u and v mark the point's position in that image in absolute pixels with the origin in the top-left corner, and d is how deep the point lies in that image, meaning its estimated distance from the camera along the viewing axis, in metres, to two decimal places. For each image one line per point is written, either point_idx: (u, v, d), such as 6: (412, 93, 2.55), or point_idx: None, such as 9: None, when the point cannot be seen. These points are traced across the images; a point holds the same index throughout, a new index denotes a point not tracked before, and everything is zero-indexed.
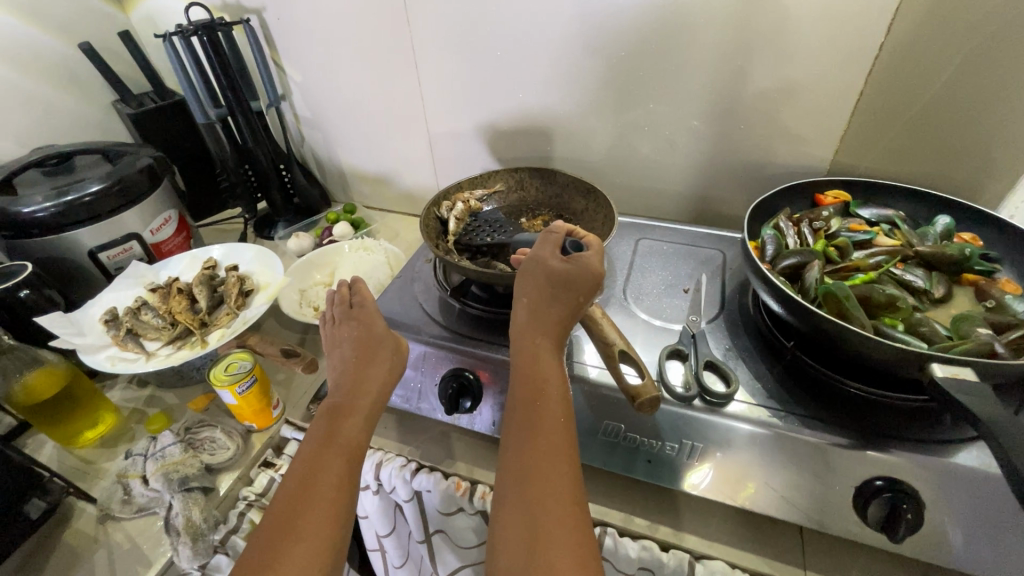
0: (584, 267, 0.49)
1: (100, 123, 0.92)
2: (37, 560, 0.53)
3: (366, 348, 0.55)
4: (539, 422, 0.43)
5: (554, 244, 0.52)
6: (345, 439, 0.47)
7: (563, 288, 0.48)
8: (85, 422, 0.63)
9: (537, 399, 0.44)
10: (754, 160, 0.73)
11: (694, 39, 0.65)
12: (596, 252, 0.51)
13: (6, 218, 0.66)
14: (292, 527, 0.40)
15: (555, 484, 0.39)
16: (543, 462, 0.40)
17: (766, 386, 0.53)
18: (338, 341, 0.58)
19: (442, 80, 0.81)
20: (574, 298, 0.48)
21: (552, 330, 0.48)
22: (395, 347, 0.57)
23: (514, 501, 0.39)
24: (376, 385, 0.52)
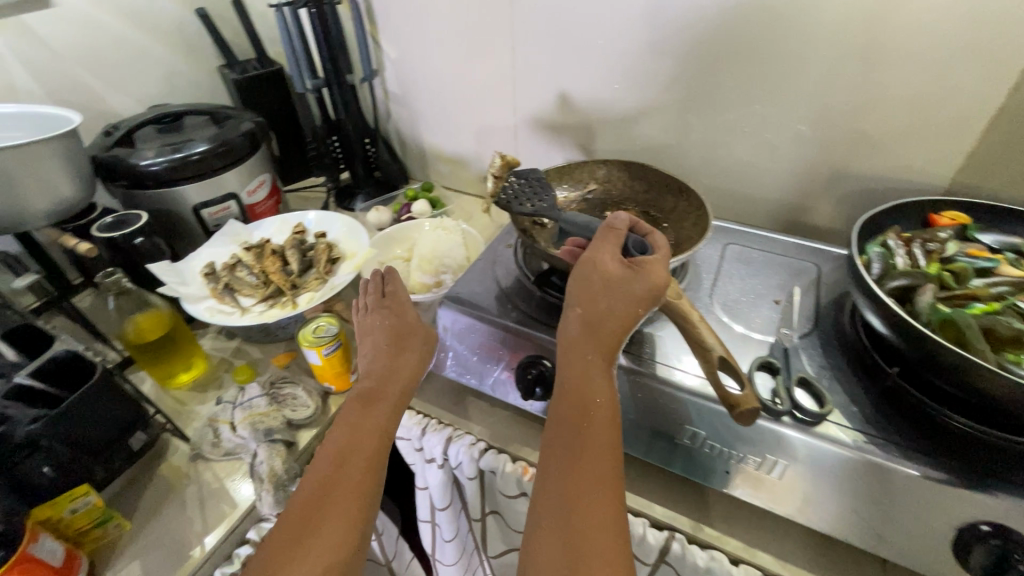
0: (647, 272, 0.47)
1: (206, 87, 0.97)
2: (137, 487, 0.58)
3: (398, 338, 0.56)
4: (586, 436, 0.43)
5: (616, 244, 0.50)
6: (377, 427, 0.48)
7: (623, 296, 0.47)
8: (182, 364, 0.68)
9: (584, 411, 0.44)
10: (864, 171, 0.68)
11: (814, 39, 0.62)
12: (661, 256, 0.49)
13: (125, 168, 0.70)
14: (326, 513, 0.42)
15: (597, 499, 0.40)
16: (587, 476, 0.41)
17: (862, 410, 0.50)
18: (369, 330, 0.58)
19: (535, 66, 0.81)
20: (634, 308, 0.47)
21: (606, 341, 0.47)
22: (426, 338, 0.58)
23: (552, 511, 0.40)
24: (406, 373, 0.54)
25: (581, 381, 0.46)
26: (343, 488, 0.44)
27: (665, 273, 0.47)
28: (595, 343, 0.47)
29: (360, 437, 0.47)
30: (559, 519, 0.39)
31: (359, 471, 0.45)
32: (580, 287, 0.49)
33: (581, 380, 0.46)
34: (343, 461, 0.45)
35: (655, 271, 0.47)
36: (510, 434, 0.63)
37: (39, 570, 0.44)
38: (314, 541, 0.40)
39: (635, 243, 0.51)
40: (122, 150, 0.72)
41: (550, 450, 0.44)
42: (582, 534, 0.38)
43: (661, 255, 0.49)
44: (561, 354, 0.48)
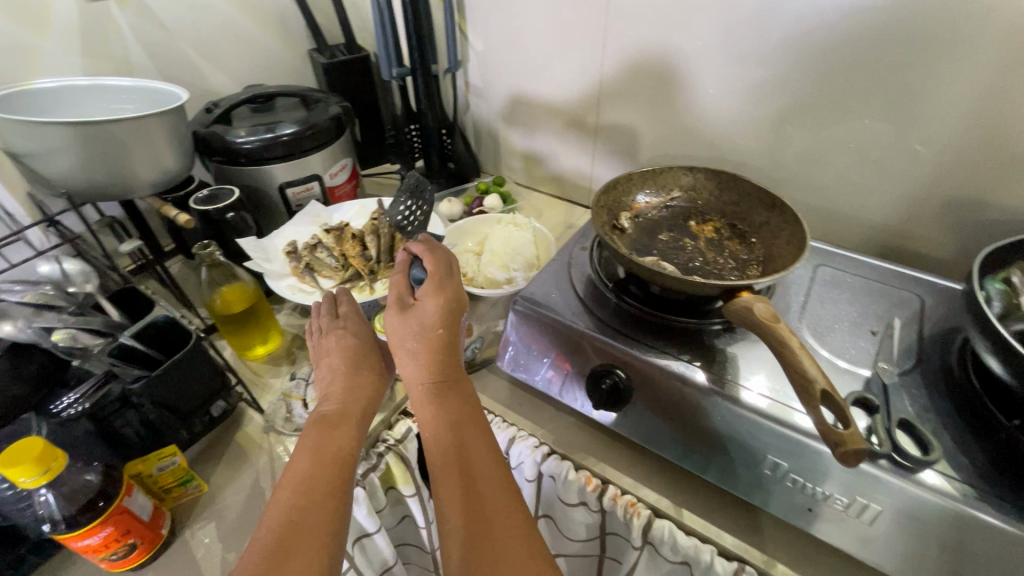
0: (429, 300, 0.51)
1: (296, 70, 1.00)
2: (215, 452, 0.60)
3: (353, 359, 0.53)
4: (468, 452, 0.45)
5: (401, 281, 0.54)
6: (336, 451, 0.44)
7: (420, 329, 0.50)
8: (259, 338, 0.70)
9: (458, 429, 0.46)
10: (986, 199, 0.62)
11: (948, 50, 0.56)
12: (433, 277, 0.52)
13: (222, 145, 0.74)
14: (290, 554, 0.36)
15: (496, 506, 0.42)
16: (477, 486, 0.43)
17: (972, 462, 0.46)
18: (326, 354, 0.54)
19: (625, 66, 0.78)
20: (436, 331, 0.50)
21: (437, 369, 0.49)
22: (379, 357, 0.56)
23: (457, 525, 0.41)
24: (363, 395, 0.51)
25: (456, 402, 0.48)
26: (309, 521, 0.39)
27: (451, 293, 0.52)
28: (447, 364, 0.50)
29: (320, 465, 0.42)
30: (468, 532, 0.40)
31: (322, 503, 0.40)
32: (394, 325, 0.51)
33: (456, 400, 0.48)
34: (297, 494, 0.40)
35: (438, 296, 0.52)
36: (574, 441, 0.61)
37: (129, 523, 0.47)
38: None
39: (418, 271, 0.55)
40: (219, 127, 0.75)
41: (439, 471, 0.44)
42: (495, 541, 0.39)
43: (437, 273, 0.53)
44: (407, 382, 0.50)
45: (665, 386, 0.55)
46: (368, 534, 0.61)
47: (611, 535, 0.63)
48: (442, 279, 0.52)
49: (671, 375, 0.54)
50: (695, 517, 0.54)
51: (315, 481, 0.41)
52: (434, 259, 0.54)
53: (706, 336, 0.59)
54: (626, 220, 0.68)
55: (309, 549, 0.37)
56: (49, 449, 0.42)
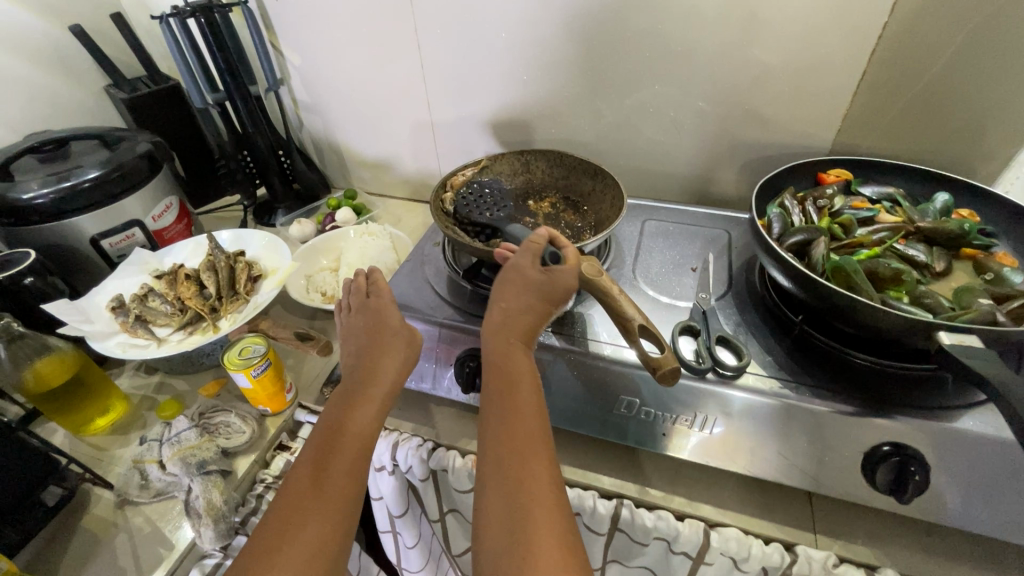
0: (559, 280, 0.50)
1: (93, 108, 0.90)
2: (58, 544, 0.53)
3: (379, 338, 0.54)
4: (527, 416, 0.44)
5: (534, 253, 0.51)
6: (358, 431, 0.46)
7: (528, 287, 0.50)
8: (96, 409, 0.63)
9: (523, 392, 0.45)
10: (759, 140, 0.74)
11: (703, 20, 0.65)
12: (574, 265, 0.51)
13: (4, 204, 0.64)
14: (301, 526, 0.40)
15: (536, 479, 0.40)
16: (524, 468, 0.40)
17: (777, 359, 0.54)
18: (353, 332, 0.57)
19: (443, 63, 0.81)
20: (548, 305, 0.50)
21: (519, 333, 0.50)
22: (409, 339, 0.55)
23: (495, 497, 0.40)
24: (390, 375, 0.51)
25: (519, 377, 0.46)
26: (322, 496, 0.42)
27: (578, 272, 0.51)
28: (519, 337, 0.50)
29: (343, 443, 0.45)
30: (511, 497, 0.39)
31: (345, 476, 0.43)
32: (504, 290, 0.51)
33: (520, 377, 0.46)
34: (316, 471, 0.43)
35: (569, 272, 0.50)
36: (457, 430, 0.63)
37: None
38: (285, 553, 0.38)
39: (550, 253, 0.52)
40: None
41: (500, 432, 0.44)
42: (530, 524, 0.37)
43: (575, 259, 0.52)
44: (485, 345, 0.50)
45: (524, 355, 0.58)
46: None
47: None
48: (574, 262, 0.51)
49: None
50: (576, 469, 0.58)
51: (334, 457, 0.44)
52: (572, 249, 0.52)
53: None
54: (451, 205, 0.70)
55: (320, 524, 0.40)
56: None
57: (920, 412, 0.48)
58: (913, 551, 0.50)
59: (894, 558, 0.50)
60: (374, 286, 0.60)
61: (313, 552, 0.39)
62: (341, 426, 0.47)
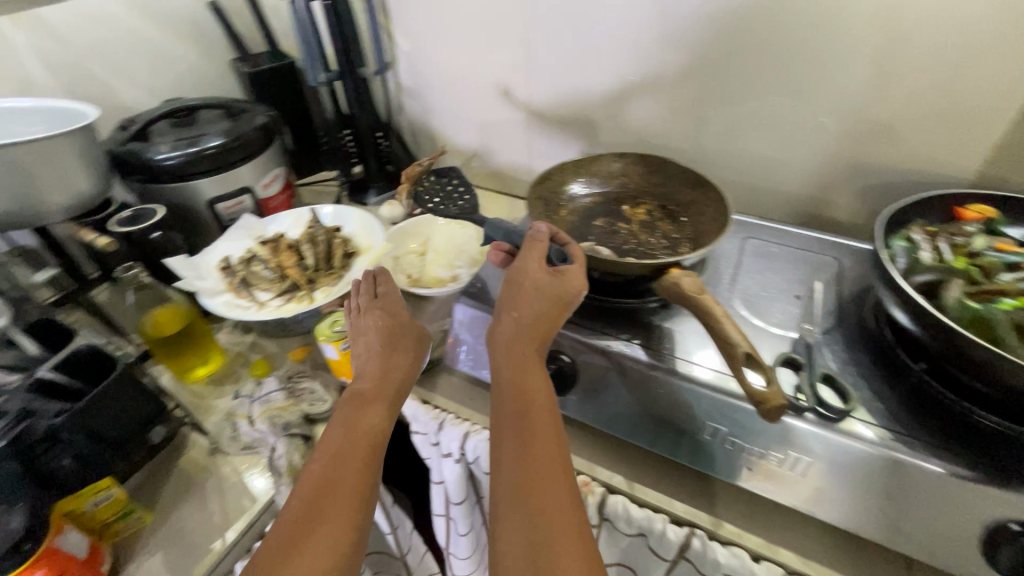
0: (569, 283, 0.52)
1: (219, 80, 0.96)
2: (158, 478, 0.58)
3: (391, 338, 0.53)
4: (533, 425, 0.44)
5: (540, 254, 0.54)
6: (374, 430, 0.47)
7: (539, 293, 0.52)
8: (199, 359, 0.68)
9: (522, 401, 0.46)
10: (886, 164, 0.67)
11: (841, 30, 0.61)
12: (580, 265, 0.54)
13: (140, 162, 0.70)
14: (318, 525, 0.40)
15: (550, 485, 0.41)
16: (538, 475, 0.41)
17: (887, 408, 0.49)
18: (362, 330, 0.55)
19: (550, 58, 0.80)
20: (559, 308, 0.52)
21: (534, 339, 0.51)
22: (419, 338, 0.56)
23: (509, 506, 0.40)
24: (402, 374, 0.52)
25: (529, 379, 0.48)
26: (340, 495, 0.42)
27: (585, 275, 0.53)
28: (532, 345, 0.51)
29: (354, 441, 0.45)
30: (520, 505, 0.40)
31: (355, 477, 0.43)
32: (517, 299, 0.52)
33: (529, 378, 0.48)
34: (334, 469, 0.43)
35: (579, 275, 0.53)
36: None
37: (64, 564, 0.45)
38: (310, 552, 0.38)
39: (557, 252, 0.56)
40: (137, 144, 0.72)
41: (501, 440, 0.45)
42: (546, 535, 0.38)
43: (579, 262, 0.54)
44: (497, 354, 0.51)
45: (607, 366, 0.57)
46: None
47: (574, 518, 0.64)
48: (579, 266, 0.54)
49: (611, 354, 0.56)
50: (646, 489, 0.56)
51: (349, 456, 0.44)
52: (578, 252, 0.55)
53: (643, 315, 0.61)
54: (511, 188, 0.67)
55: (338, 523, 0.40)
56: None
57: None
58: None
59: None
60: (384, 283, 0.59)
61: (336, 551, 0.39)
62: (355, 424, 0.47)
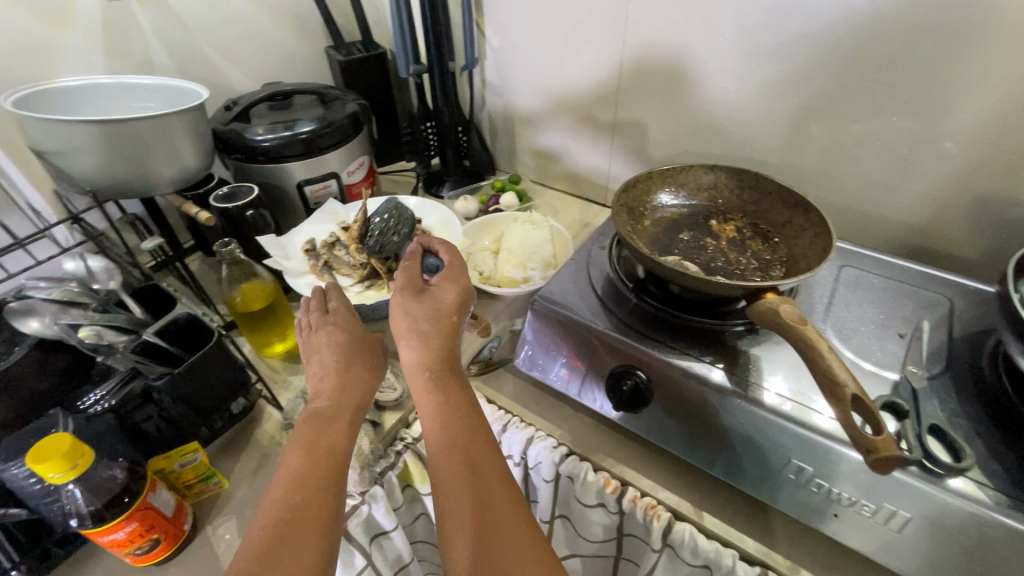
0: (447, 295, 0.53)
1: (313, 67, 1.00)
2: (235, 446, 0.61)
3: (344, 354, 0.52)
4: (469, 444, 0.45)
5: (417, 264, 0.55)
6: (332, 447, 0.45)
7: (435, 312, 0.52)
8: (278, 336, 0.70)
9: (455, 422, 0.47)
10: (1017, 198, 0.61)
11: (982, 48, 0.55)
12: (456, 276, 0.54)
13: (240, 142, 0.74)
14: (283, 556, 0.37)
15: (501, 504, 0.43)
16: (484, 492, 0.43)
17: (1005, 469, 0.44)
18: (315, 347, 0.53)
19: (644, 62, 0.77)
20: (452, 319, 0.52)
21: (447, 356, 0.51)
22: (371, 353, 0.54)
23: (460, 530, 0.41)
24: (360, 388, 0.50)
25: (451, 397, 0.48)
26: (302, 519, 0.40)
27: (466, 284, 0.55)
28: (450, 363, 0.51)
29: (313, 463, 0.43)
30: (473, 526, 0.41)
31: (317, 506, 0.41)
32: (402, 325, 0.51)
33: (452, 397, 0.48)
34: (293, 495, 0.41)
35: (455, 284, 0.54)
36: (592, 441, 0.61)
37: (153, 519, 0.48)
38: None
39: (434, 262, 0.56)
40: (238, 125, 0.75)
41: (433, 463, 0.45)
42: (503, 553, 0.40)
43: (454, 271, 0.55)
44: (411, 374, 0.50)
45: (688, 389, 0.54)
46: (385, 532, 0.60)
47: (633, 539, 0.62)
48: (458, 272, 0.55)
49: (693, 376, 0.53)
50: (716, 520, 0.54)
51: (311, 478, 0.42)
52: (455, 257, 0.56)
53: (728, 338, 0.58)
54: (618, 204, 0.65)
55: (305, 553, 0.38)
56: (75, 445, 0.43)
57: None
58: None
59: None
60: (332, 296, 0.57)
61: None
62: (317, 443, 0.44)
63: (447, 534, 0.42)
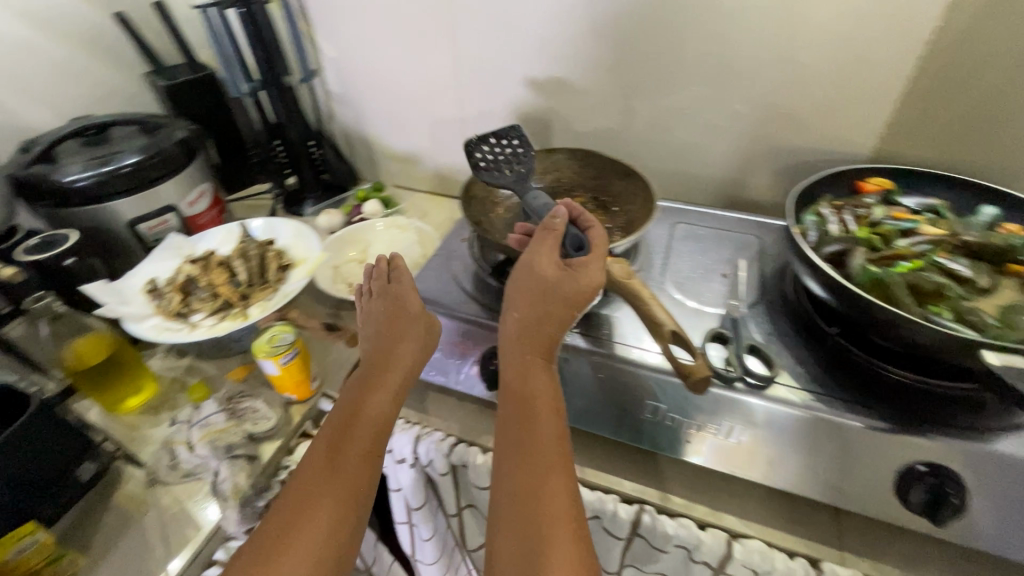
0: (583, 275, 0.48)
1: (133, 95, 0.92)
2: (91, 517, 0.55)
3: (393, 324, 0.54)
4: (536, 439, 0.44)
5: (555, 244, 0.49)
6: (379, 419, 0.49)
7: (548, 297, 0.48)
8: (129, 389, 0.64)
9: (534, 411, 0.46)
10: (795, 147, 0.72)
11: (741, 23, 0.65)
12: (599, 255, 0.48)
13: (47, 186, 0.66)
14: (317, 510, 0.42)
15: (553, 503, 0.41)
16: (535, 488, 0.42)
17: (808, 371, 0.53)
18: (371, 314, 0.57)
19: (477, 58, 0.81)
20: (564, 308, 0.48)
21: (540, 342, 0.50)
22: (427, 326, 0.56)
23: (507, 521, 0.41)
24: (407, 362, 0.53)
25: (529, 385, 0.48)
26: (341, 479, 0.44)
27: (603, 266, 0.48)
28: (535, 348, 0.50)
29: (358, 429, 0.47)
30: (517, 519, 0.41)
31: (351, 474, 0.44)
32: (518, 294, 0.50)
33: (529, 385, 0.48)
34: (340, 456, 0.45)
35: (592, 265, 0.48)
36: (478, 426, 0.63)
37: None
38: (303, 536, 0.41)
39: (573, 237, 0.50)
40: (42, 167, 0.67)
41: (500, 444, 0.46)
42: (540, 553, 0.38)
43: (598, 251, 0.49)
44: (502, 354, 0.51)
45: (552, 358, 0.57)
46: None
47: None
48: (595, 249, 0.49)
49: (554, 344, 0.57)
50: (597, 471, 0.58)
51: (351, 444, 0.46)
52: (596, 235, 0.50)
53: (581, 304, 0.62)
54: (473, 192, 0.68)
55: (337, 511, 0.42)
56: None
57: (958, 432, 0.46)
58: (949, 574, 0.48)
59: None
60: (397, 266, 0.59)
61: (328, 543, 0.41)
62: (358, 409, 0.49)
63: (495, 522, 0.42)
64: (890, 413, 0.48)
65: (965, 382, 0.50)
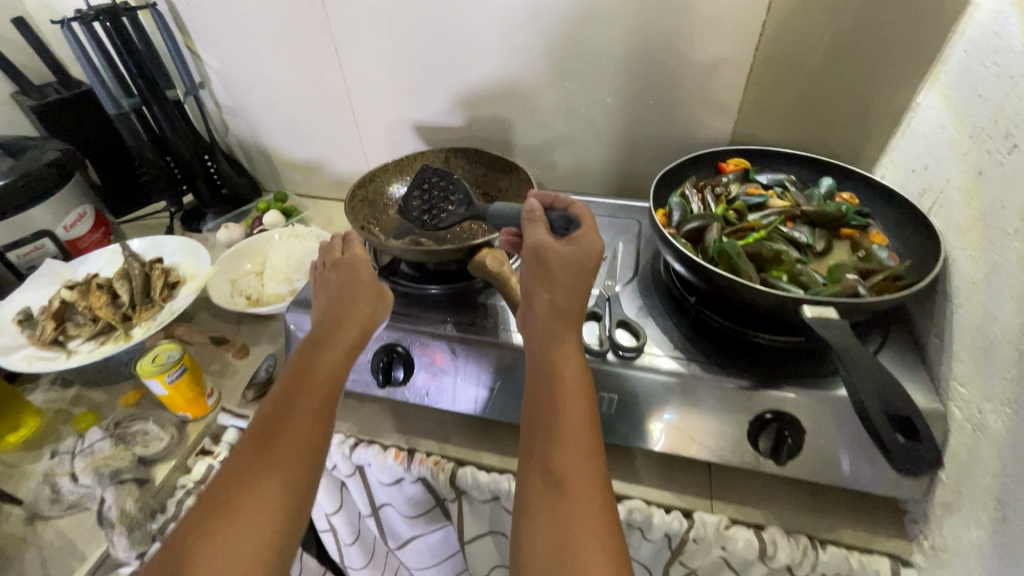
0: (585, 245, 0.50)
1: (1, 117, 0.87)
2: None
3: (347, 291, 0.55)
4: (562, 421, 0.42)
5: (542, 224, 0.52)
6: (329, 377, 0.48)
7: (575, 272, 0.49)
8: (5, 425, 0.61)
9: (559, 398, 0.43)
10: (666, 135, 0.78)
11: (600, 20, 0.69)
12: (591, 227, 0.51)
13: None
14: (269, 464, 0.41)
15: (584, 483, 0.39)
16: (569, 471, 0.39)
17: (674, 340, 0.57)
18: (323, 285, 0.57)
19: (364, 64, 0.82)
20: (585, 281, 0.49)
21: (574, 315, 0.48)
22: (378, 294, 0.56)
23: (537, 508, 0.39)
24: (361, 323, 0.52)
25: (557, 362, 0.45)
26: (295, 438, 0.43)
27: (598, 236, 0.51)
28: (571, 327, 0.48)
29: (309, 386, 0.46)
30: (547, 502, 0.39)
31: (303, 432, 0.44)
32: (541, 272, 0.49)
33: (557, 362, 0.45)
34: (289, 413, 0.44)
35: (590, 237, 0.51)
36: (380, 425, 0.64)
37: None
38: (253, 490, 0.40)
39: (559, 218, 0.54)
40: None
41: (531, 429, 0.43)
42: (574, 534, 0.37)
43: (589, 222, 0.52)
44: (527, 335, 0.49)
45: (438, 350, 0.59)
46: None
47: (442, 502, 0.66)
48: (586, 223, 0.52)
49: (440, 336, 0.59)
50: (493, 455, 0.60)
51: (303, 399, 0.45)
52: (579, 208, 0.54)
53: (470, 295, 0.65)
54: (363, 198, 0.71)
55: (288, 471, 0.41)
56: None
57: (801, 381, 0.51)
58: (803, 510, 0.54)
59: (780, 518, 0.53)
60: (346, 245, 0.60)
61: (281, 500, 0.40)
62: (310, 368, 0.48)
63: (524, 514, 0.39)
64: (749, 373, 0.53)
65: (797, 337, 0.55)
